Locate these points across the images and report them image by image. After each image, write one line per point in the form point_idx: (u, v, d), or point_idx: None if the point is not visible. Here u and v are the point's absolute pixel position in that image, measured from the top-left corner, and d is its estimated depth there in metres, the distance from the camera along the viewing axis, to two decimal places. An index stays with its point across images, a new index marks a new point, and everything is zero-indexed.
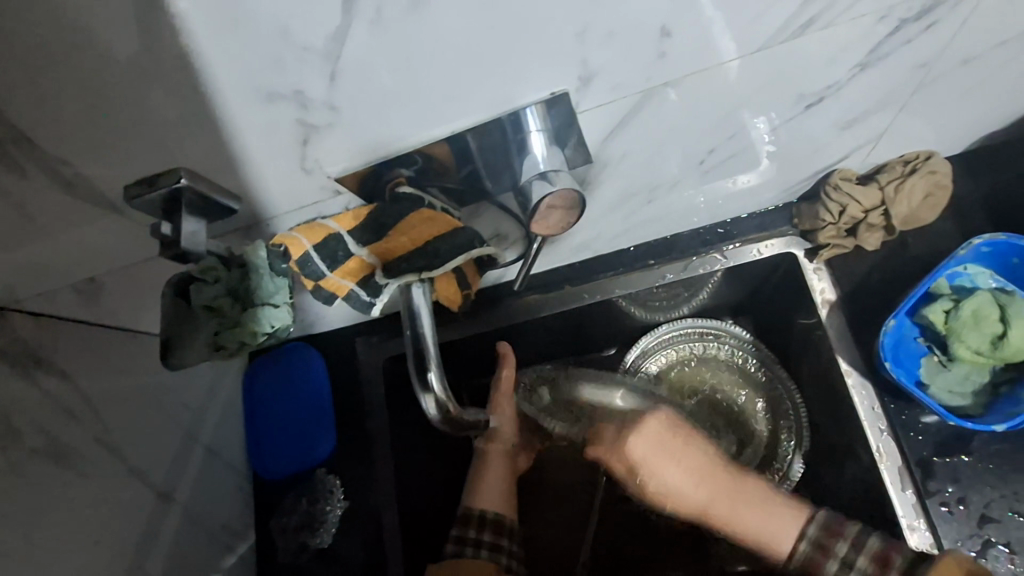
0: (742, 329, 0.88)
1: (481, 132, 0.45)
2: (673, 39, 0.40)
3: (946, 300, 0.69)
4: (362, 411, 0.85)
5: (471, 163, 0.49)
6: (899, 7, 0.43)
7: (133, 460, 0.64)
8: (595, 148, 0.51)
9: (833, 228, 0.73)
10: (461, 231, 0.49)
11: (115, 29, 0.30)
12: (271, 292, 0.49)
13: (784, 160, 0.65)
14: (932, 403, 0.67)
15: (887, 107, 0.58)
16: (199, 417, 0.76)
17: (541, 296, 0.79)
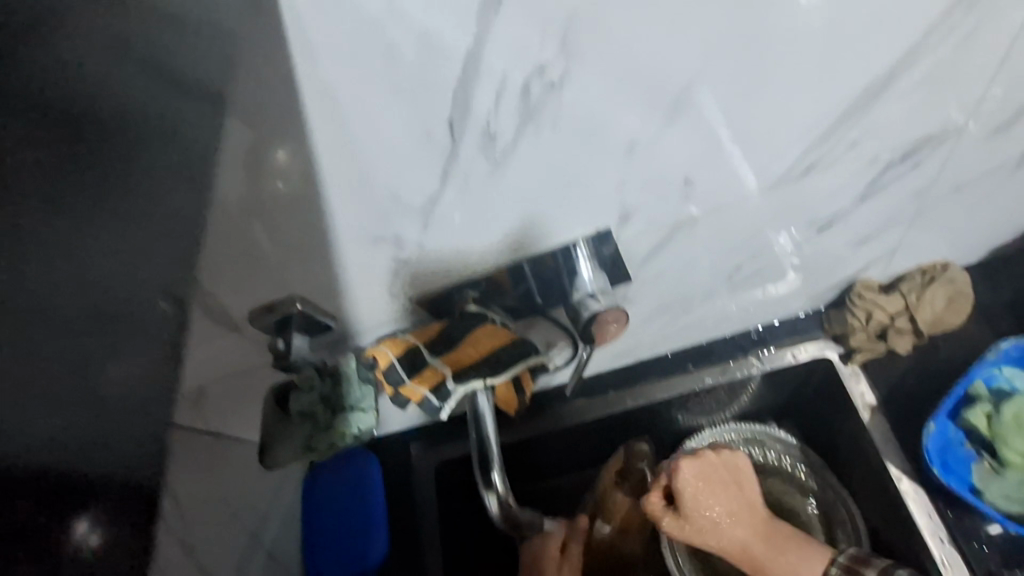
0: (789, 438, 0.84)
1: (536, 261, 0.53)
2: (695, 186, 0.49)
3: (986, 403, 0.71)
4: (415, 514, 0.87)
5: (526, 284, 0.56)
6: (885, 153, 0.51)
7: (208, 563, 0.68)
8: (631, 270, 0.59)
9: (863, 333, 0.77)
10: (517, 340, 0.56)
11: (254, 196, 0.37)
12: (358, 398, 0.59)
13: (808, 271, 0.71)
14: (988, 510, 0.67)
15: (893, 226, 0.65)
16: (263, 519, 0.80)
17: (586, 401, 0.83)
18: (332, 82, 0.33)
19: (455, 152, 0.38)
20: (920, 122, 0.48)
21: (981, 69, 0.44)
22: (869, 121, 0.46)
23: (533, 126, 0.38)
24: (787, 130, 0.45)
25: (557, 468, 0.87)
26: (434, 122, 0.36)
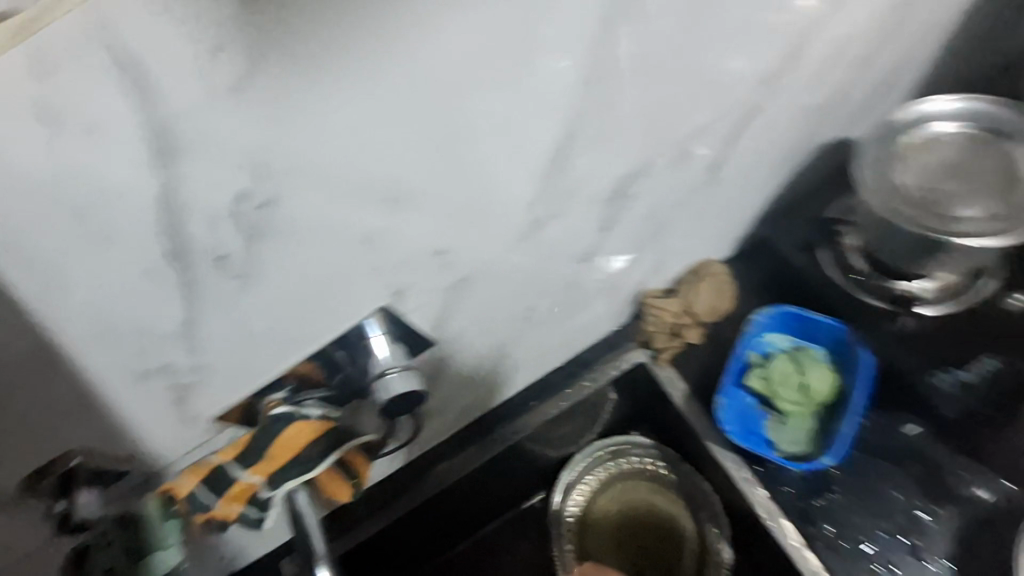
0: (653, 447, 1.00)
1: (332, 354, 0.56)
2: (451, 253, 0.54)
3: (756, 368, 0.82)
4: None
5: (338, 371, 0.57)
6: (600, 193, 0.60)
7: None
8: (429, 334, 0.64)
9: (660, 334, 0.88)
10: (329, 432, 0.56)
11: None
12: (164, 538, 0.55)
13: (596, 295, 0.81)
14: (771, 457, 0.77)
15: (647, 244, 0.77)
16: None
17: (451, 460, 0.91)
18: (25, 252, 0.33)
19: (193, 278, 0.41)
20: (617, 166, 0.58)
21: (642, 121, 0.54)
22: (574, 176, 0.55)
23: (260, 239, 0.41)
24: (504, 197, 0.52)
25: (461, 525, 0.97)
26: (153, 257, 0.38)
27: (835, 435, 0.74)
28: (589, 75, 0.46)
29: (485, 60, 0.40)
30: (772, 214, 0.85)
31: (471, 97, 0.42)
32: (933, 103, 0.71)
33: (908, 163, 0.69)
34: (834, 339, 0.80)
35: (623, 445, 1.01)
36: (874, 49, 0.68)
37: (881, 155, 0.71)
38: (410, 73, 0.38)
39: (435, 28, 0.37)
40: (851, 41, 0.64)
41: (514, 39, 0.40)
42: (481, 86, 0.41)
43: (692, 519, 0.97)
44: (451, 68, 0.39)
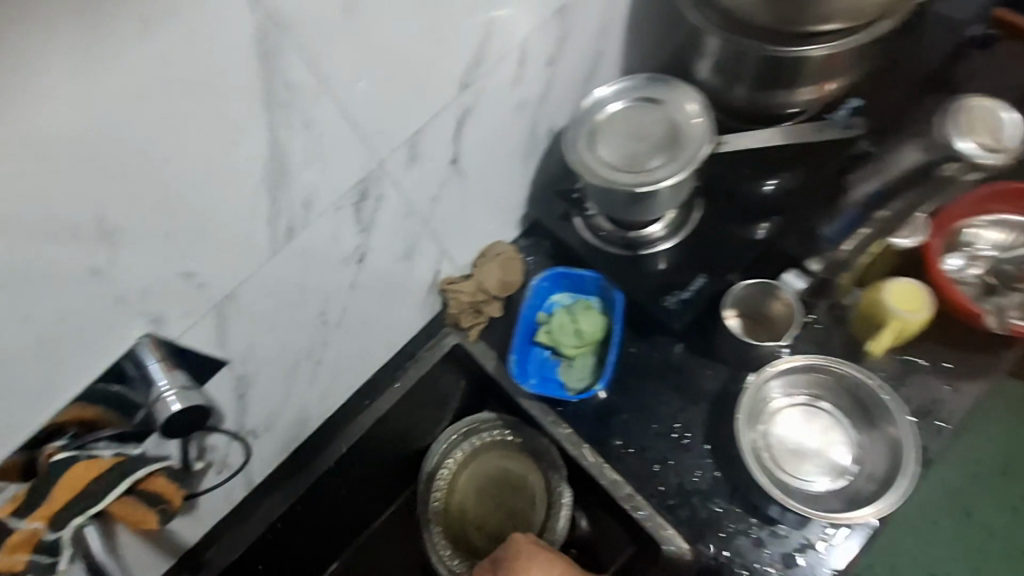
0: (493, 419, 1.12)
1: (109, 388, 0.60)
2: (201, 275, 0.60)
3: (542, 326, 0.94)
4: None
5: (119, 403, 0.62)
6: (343, 199, 0.68)
7: None
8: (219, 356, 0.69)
9: (465, 315, 0.98)
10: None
11: None
12: None
13: (393, 292, 0.89)
14: (563, 396, 0.89)
15: (422, 237, 0.86)
16: None
17: (300, 475, 0.96)
18: None
19: None
20: (345, 175, 0.66)
21: (346, 131, 0.62)
22: (300, 189, 0.63)
23: None
24: (235, 217, 0.58)
25: (325, 526, 1.05)
26: None
27: (607, 367, 0.88)
28: (267, 103, 0.53)
29: (142, 107, 0.46)
30: (535, 190, 0.98)
31: (143, 138, 0.47)
32: (615, 82, 0.83)
33: (601, 135, 0.81)
34: (600, 288, 0.93)
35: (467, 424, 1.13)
36: (563, 43, 0.80)
37: (582, 126, 0.81)
38: (67, 126, 0.43)
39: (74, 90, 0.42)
40: (535, 41, 0.75)
41: (165, 86, 0.46)
42: (150, 128, 0.47)
43: (539, 477, 1.09)
44: (110, 116, 0.45)
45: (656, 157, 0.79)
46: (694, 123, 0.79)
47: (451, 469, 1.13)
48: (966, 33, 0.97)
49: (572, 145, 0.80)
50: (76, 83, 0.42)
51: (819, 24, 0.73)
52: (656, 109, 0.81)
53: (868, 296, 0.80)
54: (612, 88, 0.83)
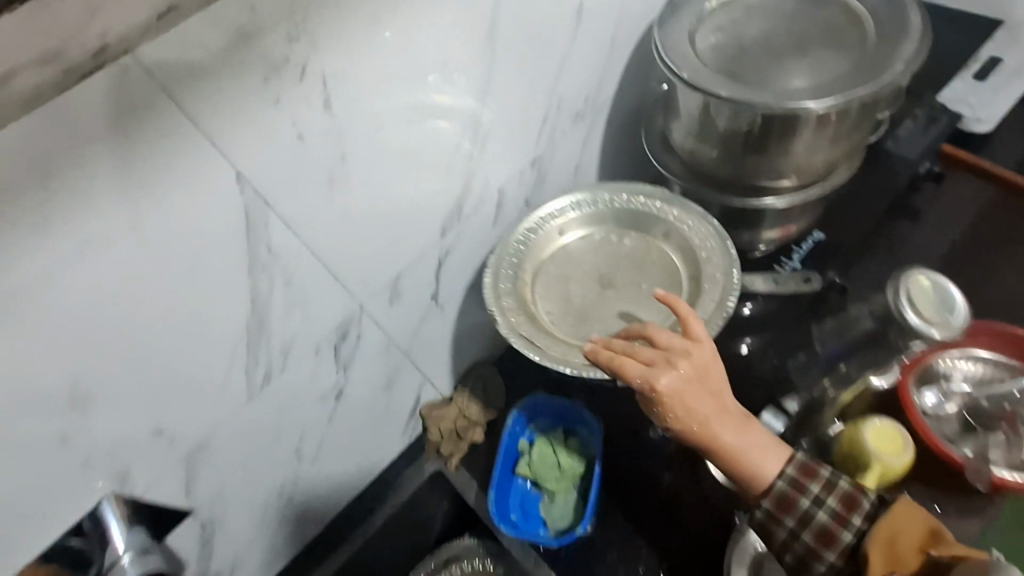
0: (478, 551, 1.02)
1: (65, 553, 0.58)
2: (171, 429, 0.59)
3: (525, 455, 0.92)
4: None
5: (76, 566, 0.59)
6: (324, 342, 0.69)
7: None
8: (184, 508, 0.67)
9: (446, 442, 0.96)
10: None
11: None
12: None
13: (372, 422, 0.88)
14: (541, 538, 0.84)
15: (402, 368, 0.86)
16: None
17: None
18: None
19: None
20: (324, 321, 0.67)
21: (328, 280, 0.64)
22: (279, 338, 0.64)
23: None
24: (210, 370, 0.59)
25: None
26: None
27: (587, 508, 0.84)
28: (247, 264, 0.56)
29: (124, 283, 0.48)
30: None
31: (122, 310, 0.49)
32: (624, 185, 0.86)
33: (632, 235, 0.86)
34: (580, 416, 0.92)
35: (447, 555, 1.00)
36: (539, 186, 0.85)
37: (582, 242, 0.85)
38: (45, 307, 0.45)
39: (53, 273, 0.44)
40: (512, 187, 0.80)
41: (150, 262, 0.49)
42: (129, 298, 0.49)
43: None
44: (91, 294, 0.47)
45: (654, 285, 0.82)
46: (706, 291, 0.79)
47: None
48: (918, 169, 1.04)
49: (593, 229, 0.86)
50: (58, 269, 0.44)
51: (775, 181, 0.79)
52: (689, 233, 0.83)
53: (847, 434, 0.77)
54: (686, 200, 0.84)
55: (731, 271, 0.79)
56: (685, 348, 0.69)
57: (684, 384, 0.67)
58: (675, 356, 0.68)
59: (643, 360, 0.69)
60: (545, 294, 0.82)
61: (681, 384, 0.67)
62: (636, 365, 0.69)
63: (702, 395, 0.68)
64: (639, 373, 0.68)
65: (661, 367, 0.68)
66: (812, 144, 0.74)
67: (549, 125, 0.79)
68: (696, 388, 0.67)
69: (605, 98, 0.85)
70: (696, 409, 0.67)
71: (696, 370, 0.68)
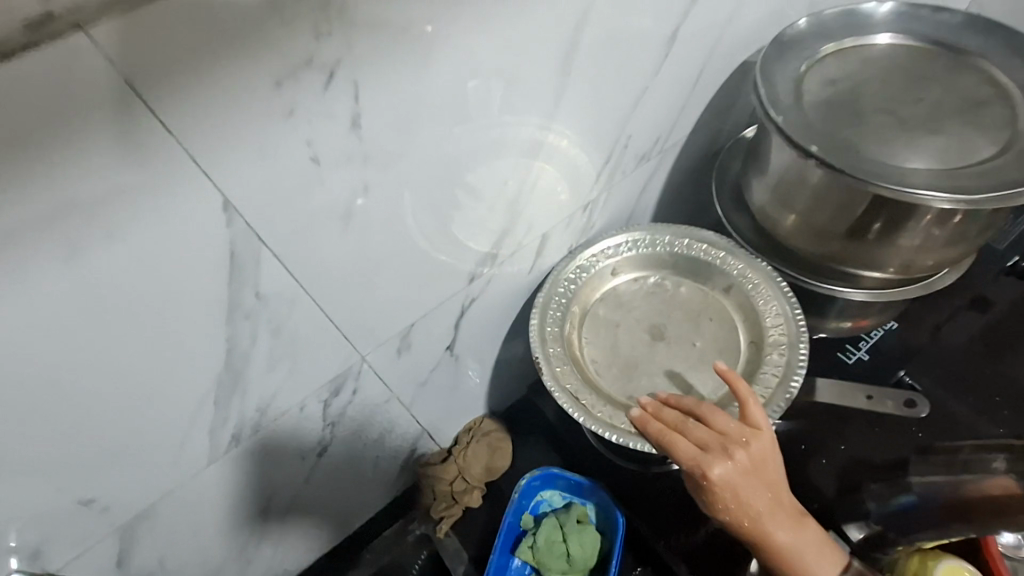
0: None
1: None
2: (105, 498, 0.47)
3: (529, 534, 0.79)
4: None
5: None
6: (312, 398, 0.57)
7: None
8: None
9: (438, 502, 0.84)
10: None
11: None
12: None
13: (356, 478, 0.76)
14: None
15: (399, 423, 0.74)
16: None
17: None
18: None
19: None
20: (315, 378, 0.55)
21: (327, 331, 0.52)
22: (257, 395, 0.51)
23: None
24: (164, 430, 0.47)
25: None
26: None
27: None
28: (225, 312, 0.44)
29: (53, 334, 0.36)
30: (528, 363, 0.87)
31: (47, 367, 0.37)
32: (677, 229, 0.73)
33: (688, 283, 0.74)
34: (596, 495, 0.81)
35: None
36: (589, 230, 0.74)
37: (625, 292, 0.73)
38: None
39: None
40: (557, 234, 0.68)
41: (93, 309, 0.37)
42: (62, 352, 0.37)
43: None
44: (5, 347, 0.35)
45: (710, 347, 0.70)
46: (767, 361, 0.66)
47: None
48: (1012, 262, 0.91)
49: (646, 273, 0.74)
50: None
51: (861, 271, 0.68)
52: (755, 295, 0.70)
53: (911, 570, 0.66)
54: (749, 251, 0.72)
55: (799, 338, 0.66)
56: (744, 437, 0.54)
57: (742, 477, 0.53)
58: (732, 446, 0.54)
59: (694, 441, 0.54)
60: (595, 345, 0.70)
61: (742, 477, 0.53)
62: (686, 445, 0.54)
63: (762, 494, 0.54)
64: (689, 457, 0.53)
65: (715, 453, 0.53)
66: (920, 241, 0.63)
67: (611, 167, 0.67)
68: (755, 484, 0.53)
69: (674, 140, 0.73)
70: (751, 509, 0.53)
71: (755, 462, 0.54)
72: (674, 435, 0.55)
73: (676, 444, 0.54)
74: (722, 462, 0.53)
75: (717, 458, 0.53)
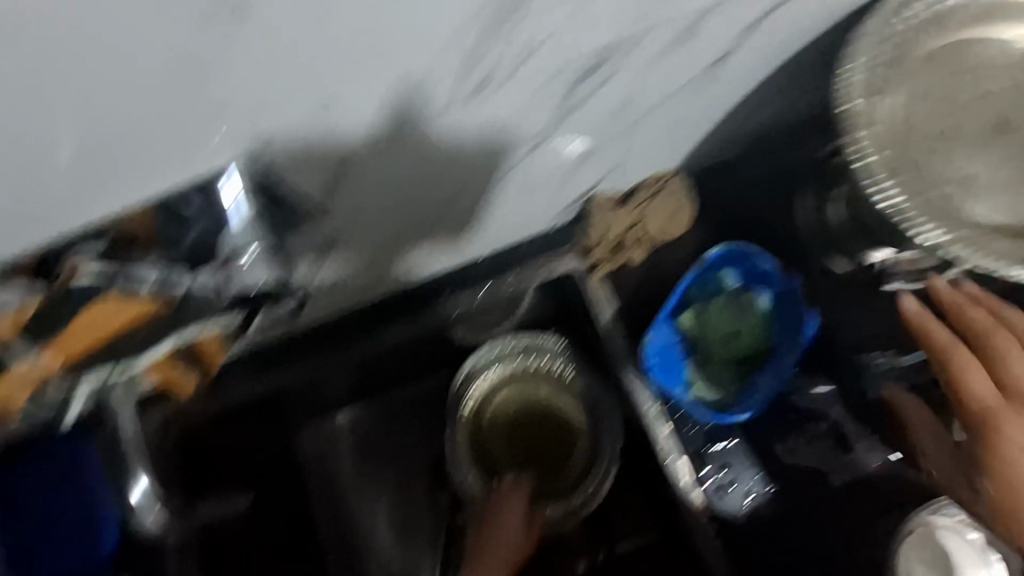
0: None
1: (172, 206, 0.43)
2: (345, 99, 0.41)
3: (695, 306, 0.75)
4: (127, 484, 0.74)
5: (186, 235, 0.45)
6: (569, 65, 0.48)
7: None
8: (301, 198, 0.49)
9: (601, 249, 0.78)
10: (144, 326, 0.52)
11: None
12: None
13: (544, 191, 0.68)
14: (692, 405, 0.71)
15: (610, 141, 0.64)
16: None
17: (320, 335, 0.78)
18: None
19: None
20: (593, 30, 0.45)
21: None
22: (529, 27, 0.42)
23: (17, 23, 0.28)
24: (509, 79, 0.47)
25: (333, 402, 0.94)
26: None
27: (753, 394, 0.72)
28: None
29: None
30: (746, 150, 0.76)
31: None
32: None
33: None
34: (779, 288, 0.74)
35: (469, 373, 0.83)
36: None
37: (982, 50, 0.57)
38: None
39: None
40: None
41: None
42: None
43: (589, 436, 0.81)
44: None
45: None
46: None
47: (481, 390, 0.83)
48: None
49: None
50: None
51: None
52: None
53: None
54: None
55: None
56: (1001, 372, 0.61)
57: (970, 372, 0.62)
58: (951, 416, 0.71)
59: (936, 330, 0.65)
60: (917, 104, 0.58)
61: (978, 375, 0.61)
62: (935, 327, 0.65)
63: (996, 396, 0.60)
64: (933, 326, 0.65)
65: (939, 331, 0.64)
66: None
67: None
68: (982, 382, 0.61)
69: None
70: (965, 393, 0.62)
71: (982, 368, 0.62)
72: (926, 317, 0.65)
73: (929, 319, 0.65)
74: (939, 332, 0.64)
75: (940, 334, 0.64)
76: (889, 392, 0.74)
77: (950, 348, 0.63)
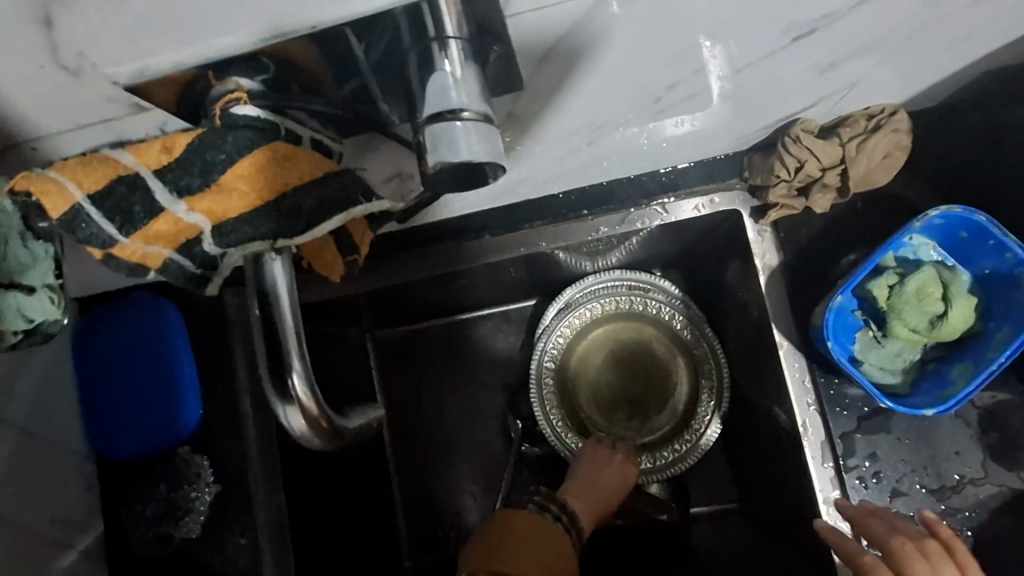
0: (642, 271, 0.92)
1: (365, 30, 0.34)
2: None
3: (892, 274, 0.62)
4: (228, 359, 0.71)
5: (360, 77, 0.39)
6: None
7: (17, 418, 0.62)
8: (517, 53, 0.42)
9: (785, 186, 0.65)
10: (318, 185, 0.40)
11: None
12: (26, 264, 0.47)
13: (744, 105, 0.54)
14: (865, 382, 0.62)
15: (875, 49, 0.50)
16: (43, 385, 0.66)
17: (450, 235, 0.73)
18: None
19: None
20: None
21: None
22: None
23: None
24: None
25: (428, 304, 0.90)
26: None
27: (941, 384, 0.63)
28: None
29: None
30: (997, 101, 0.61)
31: None
32: None
33: None
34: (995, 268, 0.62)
35: (569, 304, 0.93)
36: None
37: None
38: None
39: None
40: None
41: None
42: None
43: (688, 380, 0.92)
44: None
45: None
46: None
47: (584, 318, 0.94)
48: None
49: None
50: None
51: None
52: None
53: None
54: None
55: None
56: None
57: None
58: (928, 546, 0.55)
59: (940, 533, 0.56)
60: None
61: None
62: (942, 532, 0.57)
63: None
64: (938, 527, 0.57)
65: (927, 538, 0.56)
66: None
67: None
68: None
69: None
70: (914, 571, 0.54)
71: None
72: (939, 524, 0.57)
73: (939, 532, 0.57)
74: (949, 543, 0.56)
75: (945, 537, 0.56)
76: (855, 511, 0.62)
77: (935, 547, 0.55)
